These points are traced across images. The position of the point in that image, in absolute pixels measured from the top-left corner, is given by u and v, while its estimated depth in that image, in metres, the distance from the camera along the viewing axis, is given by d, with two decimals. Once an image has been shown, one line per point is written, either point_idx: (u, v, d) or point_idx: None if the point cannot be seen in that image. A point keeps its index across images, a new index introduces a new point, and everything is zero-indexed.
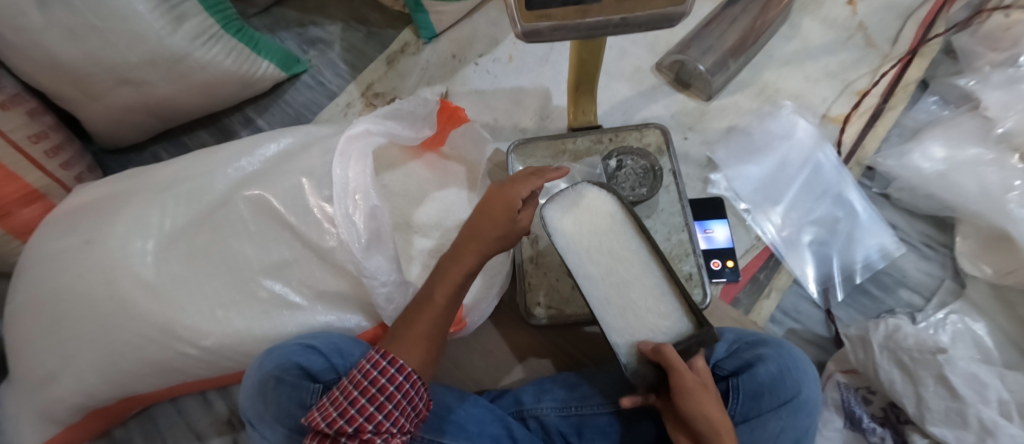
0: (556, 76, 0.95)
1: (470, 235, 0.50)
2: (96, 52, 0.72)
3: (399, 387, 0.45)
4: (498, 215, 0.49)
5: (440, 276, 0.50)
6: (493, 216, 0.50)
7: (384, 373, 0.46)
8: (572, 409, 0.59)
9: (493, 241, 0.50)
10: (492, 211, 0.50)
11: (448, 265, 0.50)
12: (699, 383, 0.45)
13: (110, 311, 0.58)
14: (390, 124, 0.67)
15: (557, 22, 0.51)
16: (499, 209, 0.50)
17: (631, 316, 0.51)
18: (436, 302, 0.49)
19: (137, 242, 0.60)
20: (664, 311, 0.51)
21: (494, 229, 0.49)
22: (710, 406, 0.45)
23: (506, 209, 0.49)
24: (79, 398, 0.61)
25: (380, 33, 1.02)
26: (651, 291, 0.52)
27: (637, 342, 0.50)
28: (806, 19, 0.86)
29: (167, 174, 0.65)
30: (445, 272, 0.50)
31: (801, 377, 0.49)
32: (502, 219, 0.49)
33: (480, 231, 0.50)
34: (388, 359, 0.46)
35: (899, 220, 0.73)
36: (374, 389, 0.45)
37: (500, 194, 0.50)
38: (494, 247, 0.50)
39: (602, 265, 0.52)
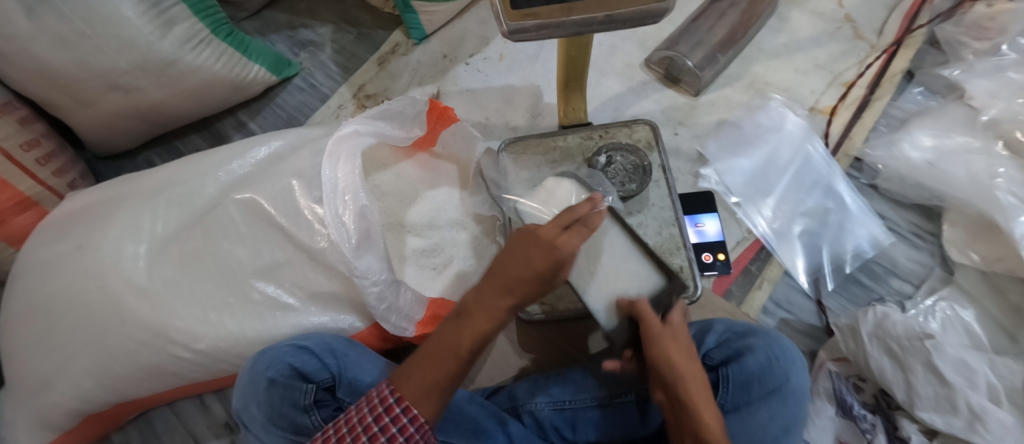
0: (547, 74, 0.95)
1: (514, 283, 0.42)
2: (86, 59, 0.73)
3: (409, 438, 0.41)
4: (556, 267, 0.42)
5: (467, 324, 0.42)
6: (547, 263, 0.42)
7: (396, 421, 0.41)
8: (565, 402, 0.58)
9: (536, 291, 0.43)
10: (544, 259, 0.42)
11: (473, 313, 0.42)
12: (665, 330, 0.46)
13: (104, 316, 0.58)
14: (379, 124, 0.67)
15: (543, 20, 0.52)
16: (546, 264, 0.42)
17: (604, 278, 0.54)
18: (457, 355, 0.42)
19: (129, 247, 0.60)
20: (635, 271, 0.55)
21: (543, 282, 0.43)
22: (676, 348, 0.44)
23: (554, 267, 0.43)
24: (76, 403, 0.62)
25: (371, 35, 1.02)
26: (619, 254, 0.55)
27: (613, 299, 0.53)
28: (794, 12, 0.86)
29: (159, 179, 0.65)
30: (470, 320, 0.42)
31: (790, 366, 0.49)
32: (548, 277, 0.43)
33: (527, 285, 0.42)
34: (402, 406, 0.41)
35: (888, 210, 0.73)
36: (383, 437, 0.41)
37: (551, 246, 0.43)
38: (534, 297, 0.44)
39: None
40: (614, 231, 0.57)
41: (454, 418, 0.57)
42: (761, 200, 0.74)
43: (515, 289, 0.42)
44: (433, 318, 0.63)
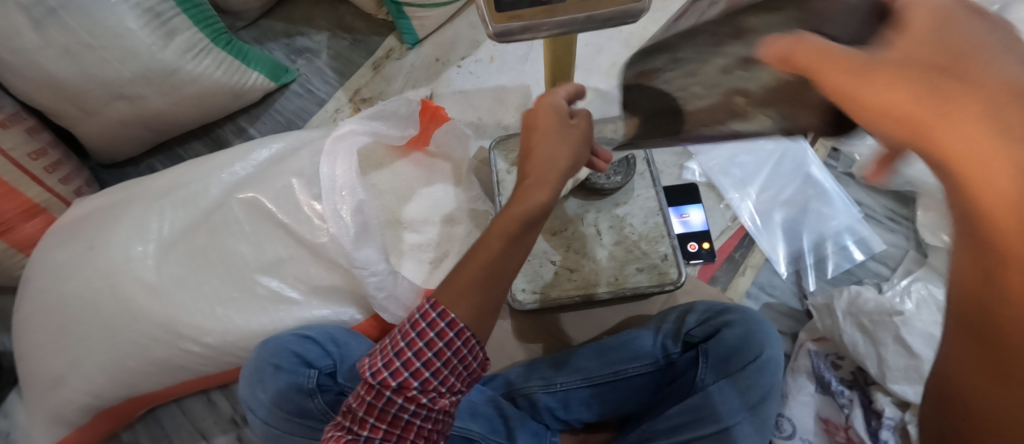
0: (537, 74, 0.98)
1: (531, 156, 0.51)
2: (92, 70, 0.75)
3: (449, 343, 0.44)
4: (555, 119, 0.50)
5: (505, 217, 0.49)
6: (546, 122, 0.50)
7: (434, 327, 0.45)
8: (557, 385, 0.61)
9: (556, 149, 0.50)
10: (541, 119, 0.51)
11: (509, 210, 0.50)
12: (888, 86, 0.24)
13: (114, 314, 0.60)
14: (375, 124, 0.71)
15: (526, 21, 0.55)
16: (548, 117, 0.51)
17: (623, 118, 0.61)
18: (490, 246, 0.48)
19: (137, 247, 0.62)
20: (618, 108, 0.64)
21: (550, 138, 0.50)
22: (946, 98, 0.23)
23: (555, 116, 0.50)
24: (88, 400, 0.63)
25: (365, 40, 1.06)
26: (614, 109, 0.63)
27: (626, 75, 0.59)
28: None
29: (165, 182, 0.67)
30: (508, 212, 0.50)
31: (765, 338, 0.54)
32: (556, 123, 0.50)
33: (539, 156, 0.50)
34: (438, 311, 0.45)
35: (863, 196, 0.75)
36: (422, 343, 0.44)
37: (543, 105, 0.51)
38: (559, 160, 0.50)
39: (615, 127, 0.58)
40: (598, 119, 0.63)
41: None
42: (746, 189, 0.77)
43: (538, 168, 0.50)
44: None
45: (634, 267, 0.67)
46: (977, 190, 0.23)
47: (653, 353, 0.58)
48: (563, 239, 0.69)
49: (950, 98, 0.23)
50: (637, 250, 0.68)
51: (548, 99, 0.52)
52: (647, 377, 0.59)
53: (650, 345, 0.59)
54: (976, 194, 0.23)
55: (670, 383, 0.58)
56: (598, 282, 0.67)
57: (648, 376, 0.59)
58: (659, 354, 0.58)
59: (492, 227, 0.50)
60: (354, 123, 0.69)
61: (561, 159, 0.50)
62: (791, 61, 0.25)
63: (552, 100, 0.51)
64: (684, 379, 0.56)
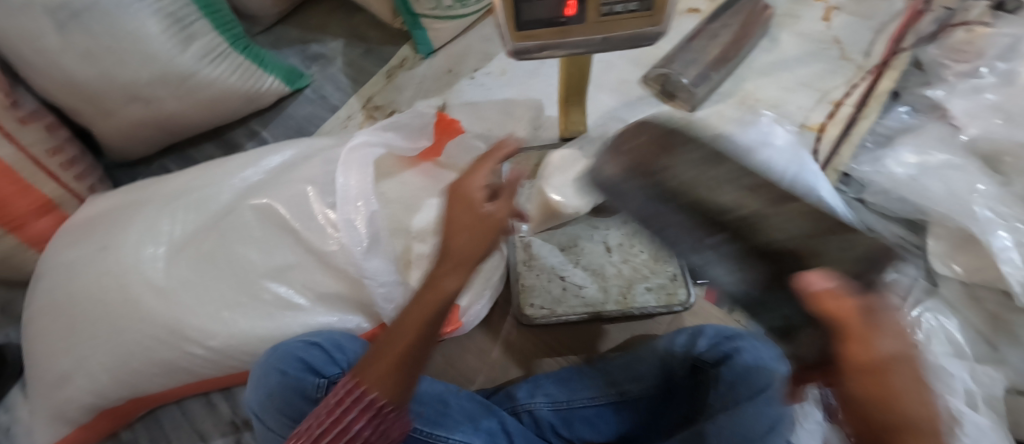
0: (548, 87, 0.99)
1: (450, 238, 0.46)
2: (109, 71, 0.76)
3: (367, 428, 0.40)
4: (469, 201, 0.48)
5: (416, 303, 0.44)
6: (469, 206, 0.48)
7: (353, 410, 0.40)
8: (562, 403, 0.61)
9: (475, 232, 0.46)
10: (467, 203, 0.48)
11: (421, 300, 0.44)
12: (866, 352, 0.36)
13: (121, 314, 0.60)
14: (388, 135, 0.71)
15: (542, 41, 0.56)
16: (464, 200, 0.48)
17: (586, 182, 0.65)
18: (409, 328, 0.43)
19: (148, 248, 0.62)
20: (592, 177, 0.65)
21: (470, 220, 0.46)
22: (912, 413, 0.35)
23: (470, 198, 0.48)
24: (90, 399, 0.63)
25: (379, 50, 1.07)
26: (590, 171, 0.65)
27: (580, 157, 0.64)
28: (783, 32, 0.90)
29: (177, 184, 0.67)
30: (422, 296, 0.44)
31: (776, 367, 0.51)
32: (472, 205, 0.48)
33: (458, 237, 0.45)
34: (358, 396, 0.40)
35: (875, 222, 0.75)
36: (350, 420, 0.40)
37: (461, 189, 0.49)
38: (476, 243, 0.45)
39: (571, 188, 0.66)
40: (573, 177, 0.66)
41: (453, 413, 0.59)
42: None
43: (458, 248, 0.45)
44: None
45: (642, 286, 0.67)
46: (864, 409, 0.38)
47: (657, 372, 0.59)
48: (572, 255, 0.70)
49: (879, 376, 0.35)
50: (644, 269, 0.68)
51: (467, 182, 0.50)
52: (650, 397, 0.59)
53: (655, 365, 0.59)
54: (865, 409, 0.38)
55: (674, 404, 0.58)
56: (606, 301, 0.67)
57: (652, 396, 0.59)
58: (664, 375, 0.59)
59: (404, 313, 0.44)
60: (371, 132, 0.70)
61: (481, 242, 0.46)
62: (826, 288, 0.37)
63: (472, 185, 0.50)
64: (689, 401, 0.56)
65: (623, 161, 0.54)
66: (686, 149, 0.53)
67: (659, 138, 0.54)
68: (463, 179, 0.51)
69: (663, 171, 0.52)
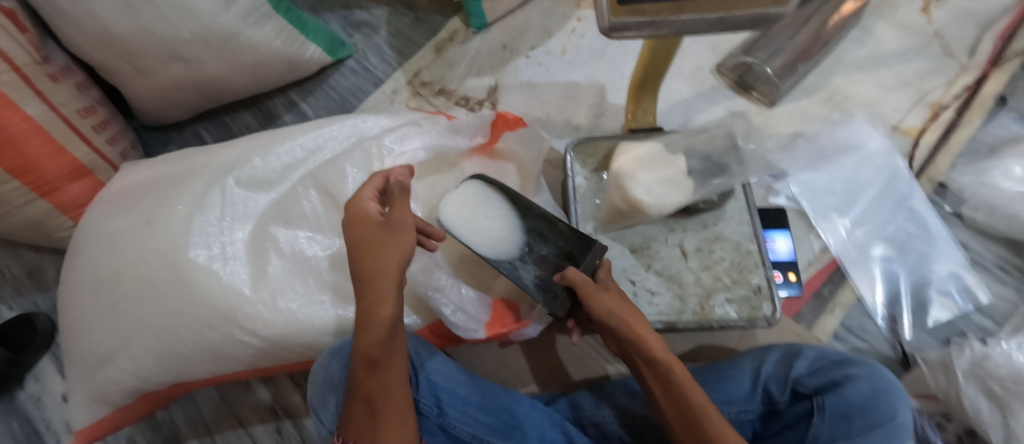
0: (611, 72, 0.92)
1: (361, 265, 0.44)
2: (151, 26, 0.70)
3: None
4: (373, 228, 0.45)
5: (364, 337, 0.45)
6: (365, 229, 0.45)
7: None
8: (634, 418, 0.57)
9: (383, 251, 0.44)
10: (361, 225, 0.46)
11: (365, 328, 0.45)
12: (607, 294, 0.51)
13: (171, 293, 0.53)
14: (443, 134, 0.65)
15: (647, 18, 0.50)
16: (366, 226, 0.45)
17: (670, 175, 0.59)
18: (365, 367, 0.45)
19: (199, 222, 0.55)
20: (682, 169, 0.59)
21: (365, 246, 0.45)
22: (619, 308, 0.49)
23: (372, 222, 0.46)
24: (133, 382, 0.57)
25: (428, 20, 1.00)
26: (678, 164, 0.59)
27: (662, 153, 0.60)
28: (877, 23, 0.82)
29: (226, 155, 0.61)
30: (365, 334, 0.45)
31: (895, 401, 0.46)
32: (377, 231, 0.45)
33: (365, 260, 0.44)
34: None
35: (971, 240, 0.70)
36: None
37: (358, 217, 0.46)
38: (389, 259, 0.44)
39: (664, 175, 0.59)
40: (659, 163, 0.59)
41: (522, 425, 0.55)
42: (839, 218, 0.71)
43: (377, 276, 0.44)
44: (499, 318, 0.61)
45: (722, 296, 0.62)
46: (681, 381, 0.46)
47: (753, 400, 0.52)
48: (644, 258, 0.64)
49: (616, 302, 0.50)
50: (727, 278, 0.62)
51: (353, 204, 0.47)
52: (743, 425, 0.53)
53: (747, 389, 0.53)
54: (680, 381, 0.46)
55: (773, 435, 0.52)
56: (682, 311, 0.61)
57: (745, 424, 0.53)
58: (760, 400, 0.53)
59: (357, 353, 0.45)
60: (419, 141, 0.64)
61: (393, 255, 0.44)
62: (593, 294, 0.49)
63: (361, 204, 0.47)
64: (793, 432, 0.50)
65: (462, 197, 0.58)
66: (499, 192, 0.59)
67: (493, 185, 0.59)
68: (357, 204, 0.47)
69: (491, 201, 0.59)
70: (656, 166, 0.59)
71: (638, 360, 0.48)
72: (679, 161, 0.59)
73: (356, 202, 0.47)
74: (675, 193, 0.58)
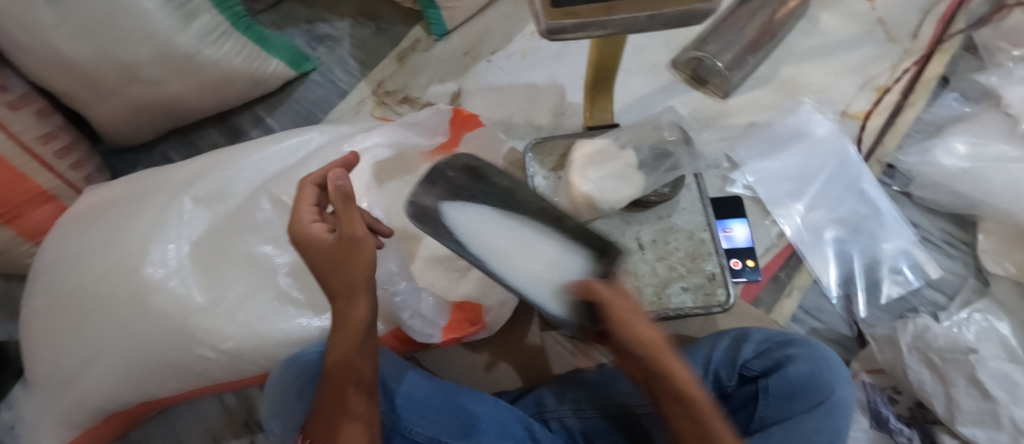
0: (571, 72, 0.94)
1: (330, 283, 0.43)
2: (108, 50, 0.71)
3: None
4: (325, 250, 0.43)
5: (338, 340, 0.45)
6: (319, 253, 0.43)
7: None
8: (595, 411, 0.58)
9: (344, 269, 0.42)
10: (316, 248, 0.43)
11: (341, 328, 0.45)
12: (631, 308, 0.39)
13: (130, 312, 0.54)
14: (402, 133, 0.66)
15: (582, 19, 0.51)
16: (325, 247, 0.43)
17: (620, 170, 0.60)
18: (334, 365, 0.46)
19: (155, 245, 0.55)
20: (631, 162, 0.61)
21: (324, 262, 0.43)
22: (655, 335, 0.38)
23: (330, 244, 0.43)
24: (101, 402, 0.57)
25: (391, 30, 1.01)
26: (627, 158, 0.61)
27: (611, 149, 0.62)
28: (824, 13, 0.85)
29: (184, 173, 0.62)
30: (341, 337, 0.45)
31: (835, 378, 0.48)
32: (339, 253, 0.42)
33: (331, 273, 0.43)
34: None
35: (920, 218, 0.72)
36: None
37: (309, 240, 0.43)
38: (355, 274, 0.43)
39: (615, 170, 0.60)
40: (610, 159, 0.61)
41: (483, 424, 0.56)
42: (792, 203, 0.72)
43: (349, 289, 0.43)
44: (458, 324, 0.62)
45: (678, 285, 0.63)
46: (711, 421, 0.35)
47: (706, 382, 0.53)
48: None
49: (643, 319, 0.39)
50: (682, 267, 0.64)
51: (297, 229, 0.44)
52: None
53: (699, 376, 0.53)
54: (709, 422, 0.35)
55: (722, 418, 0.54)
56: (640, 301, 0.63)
57: None
58: (711, 386, 0.53)
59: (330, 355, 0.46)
60: (379, 138, 0.65)
61: (359, 268, 0.43)
62: (610, 305, 0.39)
63: (305, 228, 0.44)
64: (740, 415, 0.52)
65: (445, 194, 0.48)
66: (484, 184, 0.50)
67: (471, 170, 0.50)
68: (300, 226, 0.44)
69: (474, 203, 0.49)
70: (606, 162, 0.61)
71: (665, 397, 0.37)
72: (626, 155, 0.61)
73: (299, 227, 0.44)
74: (629, 186, 0.60)
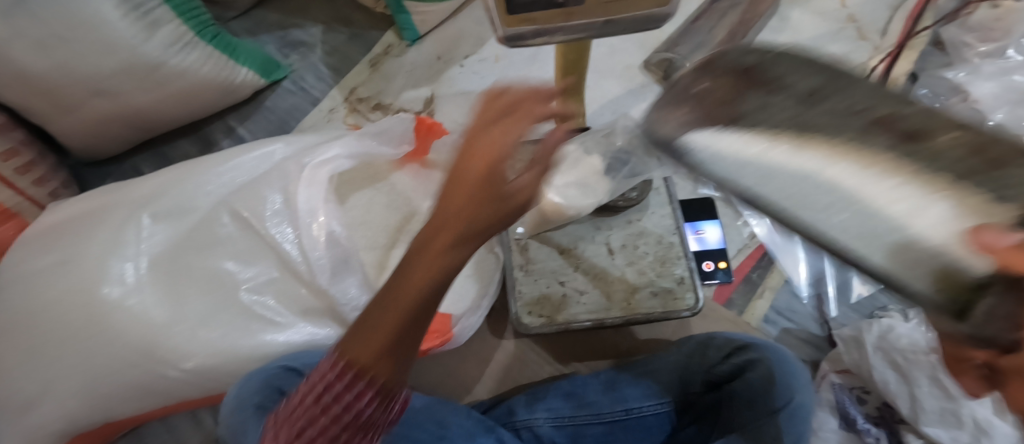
0: (544, 75, 0.93)
1: (465, 220, 0.28)
2: (67, 63, 0.70)
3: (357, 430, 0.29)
4: (489, 175, 0.29)
5: (423, 264, 0.28)
6: (462, 190, 0.29)
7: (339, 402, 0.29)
8: (566, 419, 0.58)
9: (485, 210, 0.28)
10: (477, 172, 0.29)
11: (425, 252, 0.28)
12: None
13: (88, 333, 0.53)
14: (366, 143, 0.65)
15: (539, 25, 0.49)
16: (479, 175, 0.29)
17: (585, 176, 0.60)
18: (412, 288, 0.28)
19: (114, 264, 0.55)
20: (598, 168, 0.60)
21: (488, 208, 0.28)
22: None
23: (486, 172, 0.29)
24: (61, 425, 0.56)
25: (363, 35, 1.00)
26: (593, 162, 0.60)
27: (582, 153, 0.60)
28: (795, 11, 0.85)
29: (144, 189, 0.61)
30: (417, 269, 0.28)
31: (796, 382, 0.48)
32: (492, 193, 0.29)
33: (472, 208, 0.28)
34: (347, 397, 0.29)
35: None
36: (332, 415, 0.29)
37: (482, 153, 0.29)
38: (512, 207, 0.29)
39: (579, 176, 0.60)
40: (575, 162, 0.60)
41: (453, 435, 0.55)
42: None
43: (482, 229, 0.29)
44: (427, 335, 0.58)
45: (648, 290, 0.63)
46: None
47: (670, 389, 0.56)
48: (573, 258, 0.66)
49: None
50: (651, 272, 0.64)
51: (484, 145, 0.29)
52: (661, 417, 0.57)
53: (666, 382, 0.57)
54: None
55: (687, 426, 0.56)
56: (610, 306, 0.63)
57: (663, 416, 0.57)
58: (676, 393, 0.57)
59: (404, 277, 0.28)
60: (339, 148, 0.63)
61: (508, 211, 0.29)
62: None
63: (494, 147, 0.29)
64: (704, 423, 0.54)
65: (692, 118, 0.37)
66: (764, 89, 0.35)
67: (745, 65, 0.36)
68: (487, 131, 0.30)
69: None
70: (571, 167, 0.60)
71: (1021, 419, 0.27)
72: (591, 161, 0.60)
73: (481, 148, 0.29)
74: (593, 192, 0.60)
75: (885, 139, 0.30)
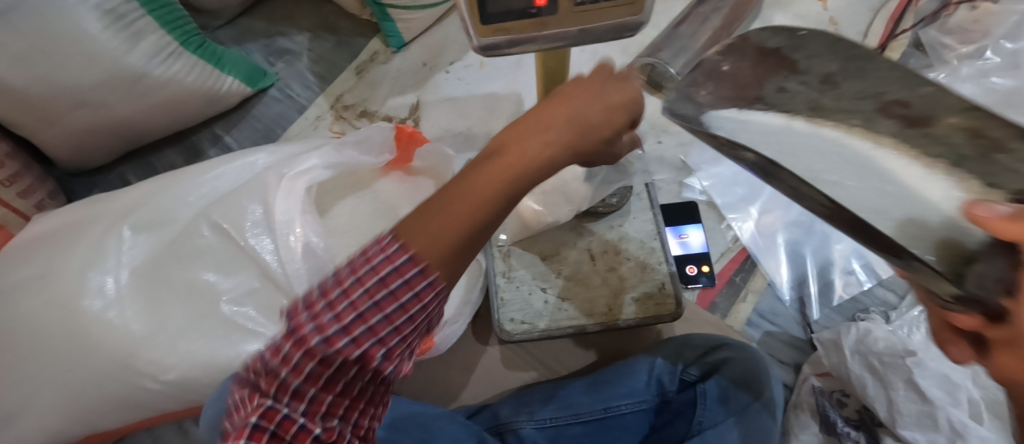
0: (529, 81, 0.94)
1: (582, 136, 0.35)
2: (48, 75, 0.70)
3: (412, 305, 0.29)
4: (612, 106, 0.36)
5: (519, 152, 0.32)
6: (593, 102, 0.35)
7: (399, 272, 0.29)
8: (548, 422, 0.59)
9: (596, 124, 0.35)
10: (590, 100, 0.36)
11: (519, 144, 0.32)
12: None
13: (67, 347, 0.53)
14: (348, 152, 0.66)
15: (513, 35, 0.50)
16: (607, 109, 0.36)
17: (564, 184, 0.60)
18: (511, 166, 0.31)
19: (94, 277, 0.55)
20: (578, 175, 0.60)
21: (591, 131, 0.35)
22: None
23: (619, 110, 0.36)
24: (43, 439, 0.56)
25: (349, 42, 1.00)
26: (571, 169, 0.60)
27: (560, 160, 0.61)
28: (776, 15, 0.85)
29: (125, 201, 0.61)
30: (516, 155, 0.32)
31: (765, 380, 0.53)
32: (608, 125, 0.36)
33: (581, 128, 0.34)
34: (413, 269, 0.29)
35: None
36: (386, 283, 0.28)
37: (617, 93, 0.37)
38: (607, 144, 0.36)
39: (558, 184, 0.60)
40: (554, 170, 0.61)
41: (437, 439, 0.56)
42: (747, 206, 0.73)
43: (589, 148, 0.36)
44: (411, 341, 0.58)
45: (630, 295, 0.63)
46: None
47: (649, 389, 0.58)
48: (555, 264, 0.66)
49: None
50: (633, 276, 0.64)
51: (606, 87, 0.37)
52: (639, 416, 0.58)
53: (644, 382, 0.58)
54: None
55: (663, 425, 0.58)
56: (592, 312, 0.63)
57: (641, 415, 0.58)
58: (654, 392, 0.58)
59: (498, 159, 0.32)
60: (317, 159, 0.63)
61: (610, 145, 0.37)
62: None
63: (619, 90, 0.37)
64: (680, 420, 0.57)
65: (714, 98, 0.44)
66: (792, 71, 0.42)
67: (768, 48, 0.42)
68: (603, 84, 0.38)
69: (756, 101, 0.45)
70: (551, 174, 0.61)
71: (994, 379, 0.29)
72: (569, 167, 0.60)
73: (616, 90, 0.37)
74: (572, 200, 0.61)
75: (892, 122, 0.40)
